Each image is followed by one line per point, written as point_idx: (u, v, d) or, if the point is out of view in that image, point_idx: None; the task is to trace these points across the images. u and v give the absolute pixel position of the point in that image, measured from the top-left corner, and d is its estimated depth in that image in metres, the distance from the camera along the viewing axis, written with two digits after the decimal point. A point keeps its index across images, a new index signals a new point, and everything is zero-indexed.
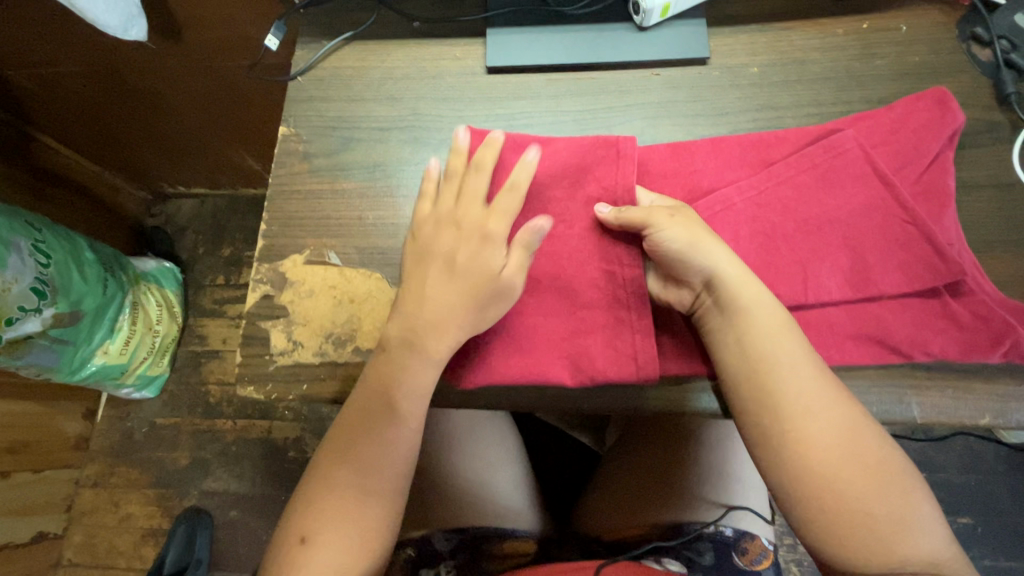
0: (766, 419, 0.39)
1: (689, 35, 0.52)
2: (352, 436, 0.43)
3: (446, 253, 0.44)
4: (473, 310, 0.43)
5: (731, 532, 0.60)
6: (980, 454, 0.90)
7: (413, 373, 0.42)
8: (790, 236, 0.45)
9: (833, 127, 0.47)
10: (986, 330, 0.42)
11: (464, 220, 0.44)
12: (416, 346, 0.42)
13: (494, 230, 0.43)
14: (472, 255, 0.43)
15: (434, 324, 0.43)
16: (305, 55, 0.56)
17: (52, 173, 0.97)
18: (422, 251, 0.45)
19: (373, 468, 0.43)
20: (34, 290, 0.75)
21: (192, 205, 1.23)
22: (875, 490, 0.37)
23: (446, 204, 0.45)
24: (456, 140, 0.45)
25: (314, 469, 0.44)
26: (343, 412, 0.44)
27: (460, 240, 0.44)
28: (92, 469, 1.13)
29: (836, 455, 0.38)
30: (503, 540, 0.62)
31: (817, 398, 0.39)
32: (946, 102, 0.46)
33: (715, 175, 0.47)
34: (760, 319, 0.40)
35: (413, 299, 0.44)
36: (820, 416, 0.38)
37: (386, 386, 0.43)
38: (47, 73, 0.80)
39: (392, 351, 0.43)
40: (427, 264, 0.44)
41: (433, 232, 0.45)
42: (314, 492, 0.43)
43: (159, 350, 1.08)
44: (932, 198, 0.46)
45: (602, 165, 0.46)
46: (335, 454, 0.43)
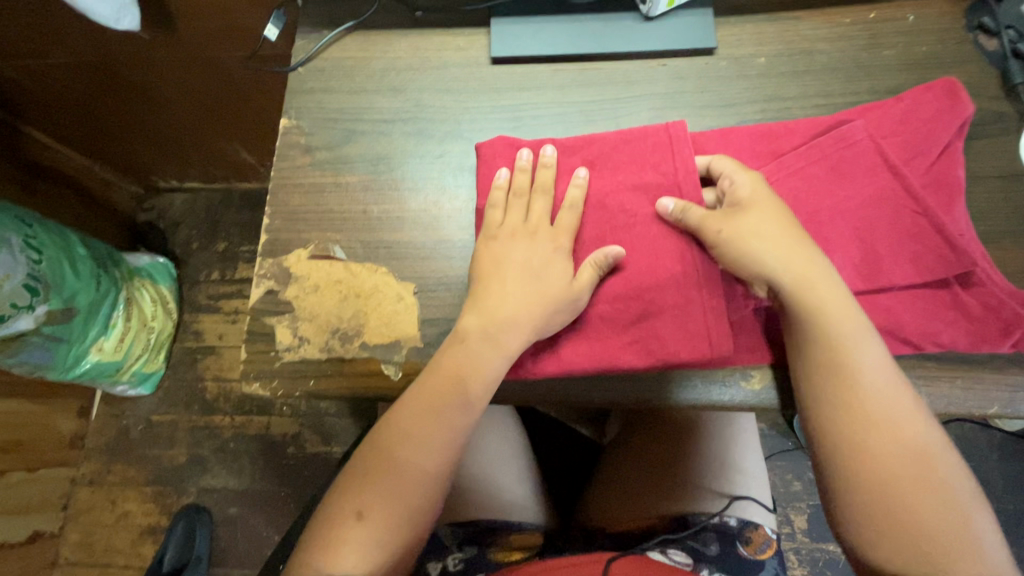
0: (833, 419, 0.39)
1: (696, 25, 0.52)
2: (417, 415, 0.42)
3: (519, 260, 0.45)
4: (547, 312, 0.44)
5: (734, 522, 0.61)
6: (974, 441, 0.91)
7: (487, 357, 0.43)
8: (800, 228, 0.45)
9: (842, 118, 0.47)
10: (996, 320, 0.43)
11: (536, 231, 0.46)
12: (496, 339, 0.43)
13: (565, 240, 0.46)
14: (545, 262, 0.45)
15: (512, 323, 0.44)
16: (306, 46, 0.55)
17: (43, 168, 0.96)
18: (498, 258, 0.46)
19: (432, 451, 0.42)
20: (26, 287, 0.74)
21: (185, 199, 1.21)
22: (939, 498, 0.37)
23: (517, 218, 0.47)
24: (518, 158, 0.48)
25: (369, 447, 0.43)
26: (406, 395, 0.43)
27: (532, 250, 0.46)
28: (88, 467, 1.12)
29: (901, 459, 0.37)
30: (509, 532, 0.61)
31: (890, 398, 0.39)
32: (956, 93, 0.46)
33: None
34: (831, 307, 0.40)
35: (494, 298, 0.44)
36: (893, 417, 0.38)
37: (460, 369, 0.43)
38: (35, 64, 0.78)
39: (471, 339, 0.43)
40: (503, 270, 0.45)
41: (506, 241, 0.46)
42: (372, 468, 0.42)
43: (154, 346, 1.06)
44: (942, 189, 0.46)
45: (658, 153, 0.47)
46: (395, 433, 0.42)
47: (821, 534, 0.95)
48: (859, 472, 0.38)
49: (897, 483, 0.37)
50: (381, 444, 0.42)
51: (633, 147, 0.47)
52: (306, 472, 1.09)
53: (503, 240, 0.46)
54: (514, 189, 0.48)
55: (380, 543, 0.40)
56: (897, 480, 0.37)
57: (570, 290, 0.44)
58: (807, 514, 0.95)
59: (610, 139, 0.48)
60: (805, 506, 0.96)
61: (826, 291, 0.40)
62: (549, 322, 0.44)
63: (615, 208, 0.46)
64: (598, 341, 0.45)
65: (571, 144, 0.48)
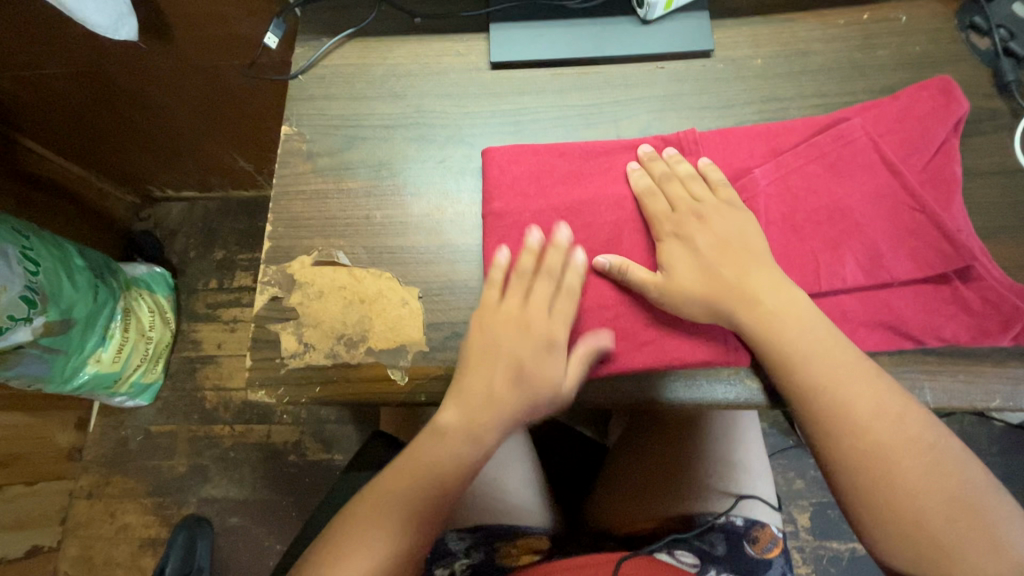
0: (862, 488, 0.38)
1: (692, 28, 0.53)
2: (391, 493, 0.43)
3: (511, 355, 0.45)
4: (526, 413, 0.45)
5: (741, 521, 0.61)
6: (974, 436, 0.93)
7: (463, 458, 0.44)
8: (800, 227, 0.46)
9: (839, 116, 0.48)
10: (998, 314, 0.43)
11: (534, 323, 0.45)
12: (475, 439, 0.44)
13: (558, 335, 0.44)
14: (536, 356, 0.45)
15: (492, 423, 0.44)
16: (305, 54, 0.55)
17: (41, 180, 0.95)
18: (489, 346, 0.45)
19: (399, 530, 0.42)
20: (24, 299, 0.73)
21: (182, 208, 1.21)
22: (941, 497, 0.37)
23: (515, 302, 0.46)
24: (527, 240, 0.46)
25: (346, 516, 0.43)
26: (384, 475, 0.44)
27: (523, 340, 0.45)
28: (86, 480, 1.11)
29: (940, 510, 0.37)
30: (518, 537, 0.61)
31: (906, 441, 0.38)
32: (950, 91, 0.47)
33: (725, 165, 0.48)
34: (773, 308, 0.42)
35: (479, 392, 0.44)
36: (873, 408, 0.39)
37: (436, 467, 0.44)
38: (31, 76, 0.78)
39: (450, 437, 0.44)
40: (494, 363, 0.45)
41: (497, 324, 0.45)
42: (348, 539, 0.41)
43: (152, 356, 1.06)
44: (939, 185, 0.46)
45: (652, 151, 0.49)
46: (372, 505, 0.42)
47: (824, 532, 0.95)
48: (894, 520, 0.37)
49: (944, 535, 0.37)
50: (359, 516, 0.42)
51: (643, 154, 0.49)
52: (308, 479, 1.08)
53: (496, 323, 0.45)
54: (516, 272, 0.46)
55: None
56: (917, 511, 0.37)
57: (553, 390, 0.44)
58: (810, 512, 0.96)
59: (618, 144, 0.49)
60: (808, 504, 0.96)
61: (762, 296, 0.42)
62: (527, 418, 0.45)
63: (614, 208, 0.47)
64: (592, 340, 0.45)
65: (566, 147, 0.49)
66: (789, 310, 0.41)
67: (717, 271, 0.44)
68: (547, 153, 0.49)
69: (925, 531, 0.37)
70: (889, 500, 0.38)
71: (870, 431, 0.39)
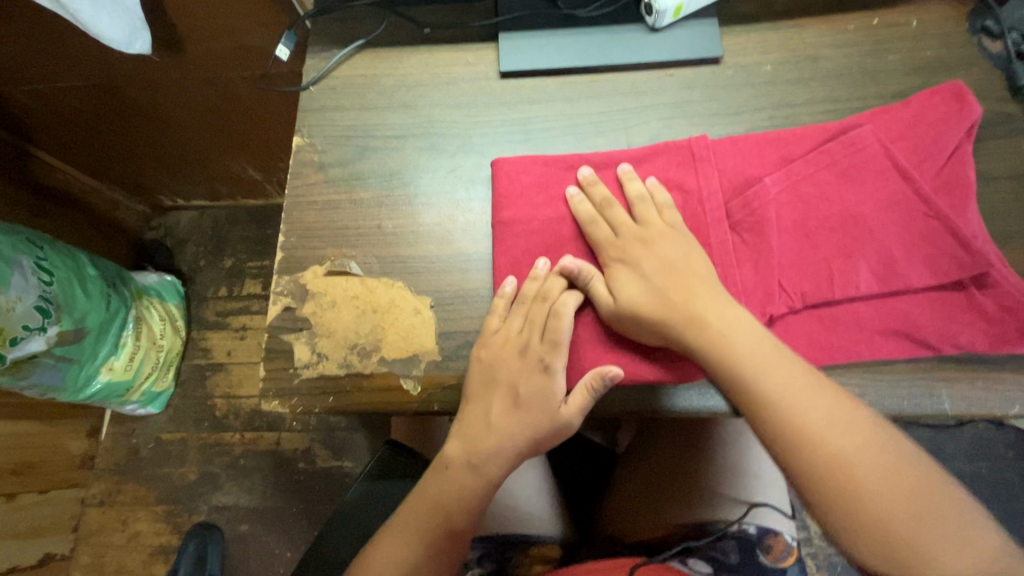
0: (827, 497, 0.37)
1: (701, 34, 0.53)
2: (409, 520, 0.46)
3: (509, 384, 0.45)
4: (530, 444, 0.45)
5: (753, 529, 0.61)
6: (988, 441, 0.91)
7: (471, 489, 0.45)
8: (813, 234, 0.45)
9: (850, 123, 0.47)
10: (1014, 321, 0.43)
11: (529, 352, 0.45)
12: (479, 470, 0.45)
13: (555, 364, 0.44)
14: (532, 389, 0.45)
15: (495, 453, 0.45)
16: (317, 65, 0.55)
17: (53, 191, 0.96)
18: (487, 375, 0.45)
19: (414, 552, 0.45)
20: (38, 309, 0.74)
21: (192, 217, 1.22)
22: (902, 490, 0.37)
23: (514, 327, 0.46)
24: (535, 268, 0.46)
25: (379, 537, 0.48)
26: (406, 504, 0.47)
27: (519, 371, 0.45)
28: (98, 488, 1.11)
29: (905, 505, 0.36)
30: (529, 547, 0.61)
31: (855, 438, 0.38)
32: (963, 96, 0.47)
33: (737, 172, 0.47)
34: (722, 330, 0.41)
35: (478, 425, 0.45)
36: (817, 408, 0.38)
37: (445, 498, 0.46)
38: (45, 88, 0.79)
39: (456, 470, 0.46)
40: (493, 392, 0.45)
41: (496, 355, 0.45)
42: (376, 555, 0.46)
43: (163, 364, 1.06)
44: (954, 191, 0.46)
45: (664, 157, 0.48)
46: (395, 528, 0.47)
47: None
48: (865, 522, 0.36)
49: (913, 534, 0.36)
50: (385, 536, 0.47)
51: (655, 161, 0.48)
52: (317, 487, 1.09)
53: (494, 352, 0.45)
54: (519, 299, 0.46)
55: None
56: (884, 509, 0.36)
57: (555, 421, 0.44)
58: None
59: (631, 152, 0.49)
60: None
61: (710, 317, 0.41)
62: (530, 446, 0.45)
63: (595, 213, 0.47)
64: (590, 348, 0.45)
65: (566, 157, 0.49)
66: (737, 329, 0.41)
67: (663, 293, 0.43)
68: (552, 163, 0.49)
69: (897, 530, 0.36)
70: (854, 505, 0.37)
71: (821, 437, 0.38)
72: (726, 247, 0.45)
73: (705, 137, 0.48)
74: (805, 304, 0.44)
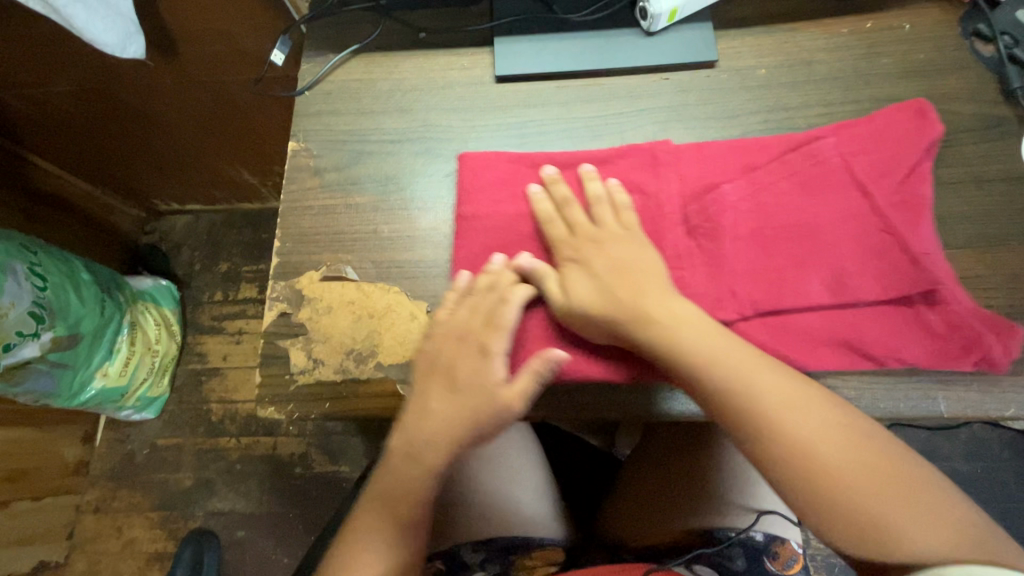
0: (790, 476, 0.37)
1: (697, 38, 0.53)
2: (364, 521, 0.44)
3: (448, 370, 0.45)
4: (469, 433, 0.44)
5: (761, 537, 0.60)
6: (985, 441, 0.92)
7: (414, 482, 0.44)
8: (769, 241, 0.46)
9: (812, 136, 0.49)
10: (958, 338, 0.44)
11: (470, 336, 0.45)
12: (418, 462, 0.44)
13: (495, 348, 0.44)
14: (472, 375, 0.44)
15: (434, 442, 0.44)
16: (312, 69, 0.55)
17: (48, 196, 0.96)
18: (431, 363, 0.45)
19: (368, 555, 0.42)
20: (32, 315, 0.74)
21: (187, 221, 1.21)
22: (864, 465, 0.36)
23: (461, 316, 0.45)
24: (490, 263, 0.46)
25: (336, 547, 0.45)
26: (360, 507, 0.45)
27: (460, 357, 0.45)
28: (93, 494, 1.11)
29: (868, 479, 0.36)
30: (531, 549, 0.61)
31: (809, 414, 0.38)
32: (925, 113, 0.49)
33: (698, 177, 0.48)
34: (666, 327, 0.42)
35: (417, 415, 0.45)
36: (768, 387, 0.39)
37: (395, 493, 0.44)
38: (38, 93, 0.78)
39: (396, 462, 0.45)
40: (431, 380, 0.45)
41: (440, 344, 0.45)
42: (334, 563, 0.43)
43: (158, 370, 1.06)
44: (909, 208, 0.47)
45: (629, 160, 0.49)
46: (349, 533, 0.44)
47: None
48: (831, 500, 0.36)
49: (874, 499, 0.35)
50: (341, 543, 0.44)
51: (619, 164, 0.49)
52: (314, 491, 1.08)
53: (439, 343, 0.45)
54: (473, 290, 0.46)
55: None
56: (847, 486, 0.36)
57: (493, 405, 0.43)
58: None
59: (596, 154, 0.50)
60: None
61: (656, 314, 0.42)
62: (470, 437, 0.44)
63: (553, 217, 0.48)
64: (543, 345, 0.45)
65: (534, 155, 0.50)
66: (687, 323, 0.41)
67: (614, 291, 0.43)
68: (517, 159, 0.50)
69: (863, 506, 0.35)
70: (812, 475, 0.36)
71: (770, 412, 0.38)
72: (679, 250, 0.47)
73: (667, 142, 0.50)
74: (756, 311, 0.45)
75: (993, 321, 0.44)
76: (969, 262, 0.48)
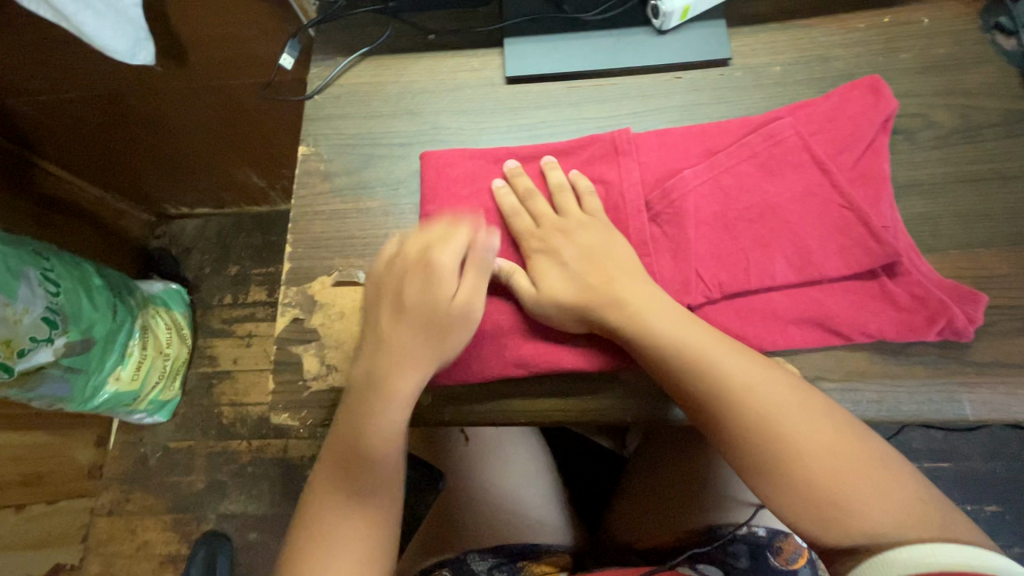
0: (754, 461, 0.38)
1: (710, 36, 0.52)
2: (336, 467, 0.43)
3: (396, 288, 0.43)
4: (431, 347, 0.42)
5: (763, 531, 0.59)
6: (1005, 440, 0.90)
7: (378, 413, 0.42)
8: (733, 225, 0.45)
9: (771, 116, 0.48)
10: (923, 309, 0.44)
11: (413, 250, 0.43)
12: (378, 386, 0.42)
13: (438, 257, 0.42)
14: (422, 286, 0.43)
15: (393, 360, 0.42)
16: (322, 73, 0.55)
17: (59, 201, 0.96)
18: (380, 283, 0.44)
19: (359, 498, 0.43)
20: (45, 320, 0.74)
21: (196, 224, 1.22)
22: (828, 451, 0.37)
23: (406, 232, 0.45)
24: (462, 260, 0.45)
25: (311, 503, 0.44)
26: (326, 453, 0.44)
27: (407, 273, 0.43)
28: (107, 497, 1.11)
29: (831, 463, 0.37)
30: (538, 555, 0.59)
31: (776, 400, 0.39)
32: (879, 90, 0.47)
33: (660, 165, 0.47)
34: (645, 312, 0.41)
35: (374, 338, 0.44)
36: (737, 373, 0.39)
37: (357, 434, 0.42)
38: (48, 100, 0.79)
39: (357, 391, 0.43)
40: (382, 300, 0.44)
41: (388, 262, 0.44)
42: (316, 520, 0.43)
43: (170, 373, 1.06)
44: (869, 182, 0.47)
45: (589, 150, 0.48)
46: (326, 483, 0.44)
47: None
48: (795, 485, 0.37)
49: (843, 489, 0.37)
50: (319, 494, 0.44)
51: (580, 153, 0.49)
52: None
53: (389, 261, 0.44)
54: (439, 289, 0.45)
55: None
56: (810, 472, 0.37)
57: (448, 310, 0.42)
58: None
59: (554, 146, 0.49)
60: None
61: (632, 299, 0.42)
62: (434, 352, 0.43)
63: None
64: (511, 338, 0.45)
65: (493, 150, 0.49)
66: (656, 305, 0.42)
67: (586, 281, 0.43)
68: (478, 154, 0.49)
69: (824, 491, 0.37)
70: (783, 464, 0.37)
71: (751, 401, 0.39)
72: (645, 237, 0.46)
73: (628, 130, 0.48)
74: (723, 293, 0.45)
75: (954, 290, 0.44)
76: (993, 262, 0.47)
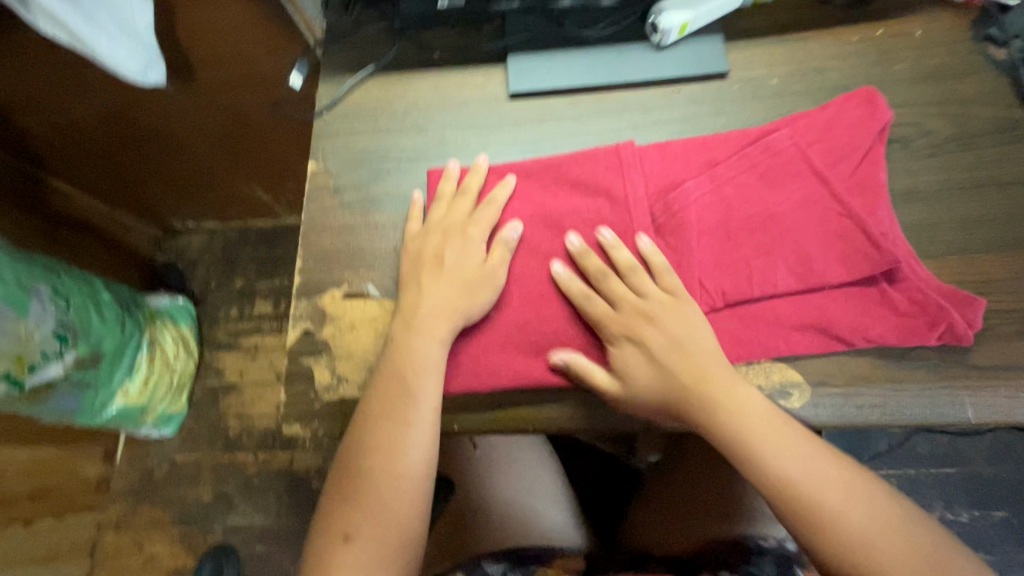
0: (771, 494, 0.40)
1: (707, 50, 0.53)
2: (373, 422, 0.43)
3: (434, 253, 0.48)
4: (466, 295, 0.46)
5: (793, 545, 0.58)
6: (1010, 444, 0.90)
7: (418, 351, 0.44)
8: (734, 235, 0.47)
9: (769, 127, 0.49)
10: (922, 314, 0.45)
11: (450, 224, 0.48)
12: (418, 327, 0.45)
13: (473, 231, 0.47)
14: (459, 251, 0.47)
15: (433, 308, 0.45)
16: (330, 91, 0.57)
17: (68, 217, 0.98)
18: (417, 254, 0.48)
19: (400, 454, 0.42)
20: (55, 335, 0.75)
21: (202, 238, 1.23)
22: (839, 487, 0.39)
23: (440, 207, 0.49)
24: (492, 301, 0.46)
25: (343, 465, 0.43)
26: (362, 407, 0.44)
27: (445, 241, 0.48)
28: (114, 511, 1.12)
29: (842, 498, 0.39)
30: (551, 558, 0.60)
31: (794, 436, 0.41)
32: (875, 101, 0.49)
33: (662, 177, 0.49)
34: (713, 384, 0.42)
35: (412, 294, 0.47)
36: (760, 408, 0.42)
37: (399, 375, 0.44)
38: (61, 120, 0.80)
39: (398, 335, 0.45)
40: (421, 266, 0.48)
41: (424, 236, 0.49)
42: (348, 486, 0.42)
43: (177, 387, 1.07)
44: (867, 190, 0.48)
45: (593, 163, 0.49)
46: (358, 445, 0.43)
47: None
48: (807, 516, 0.39)
49: (855, 526, 0.38)
50: (351, 452, 0.43)
51: (581, 163, 0.49)
52: None
53: (427, 235, 0.48)
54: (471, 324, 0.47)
55: (369, 560, 0.40)
56: (823, 504, 0.39)
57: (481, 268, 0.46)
58: None
59: (557, 160, 0.50)
60: None
61: (711, 378, 0.42)
62: (468, 303, 0.46)
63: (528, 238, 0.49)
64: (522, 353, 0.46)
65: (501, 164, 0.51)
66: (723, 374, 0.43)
67: (673, 375, 0.43)
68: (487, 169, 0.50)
69: (835, 524, 0.38)
70: (795, 500, 0.39)
71: (761, 444, 0.40)
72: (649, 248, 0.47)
73: (630, 142, 0.49)
74: (726, 301, 0.46)
75: (952, 295, 0.46)
76: (991, 266, 0.48)
